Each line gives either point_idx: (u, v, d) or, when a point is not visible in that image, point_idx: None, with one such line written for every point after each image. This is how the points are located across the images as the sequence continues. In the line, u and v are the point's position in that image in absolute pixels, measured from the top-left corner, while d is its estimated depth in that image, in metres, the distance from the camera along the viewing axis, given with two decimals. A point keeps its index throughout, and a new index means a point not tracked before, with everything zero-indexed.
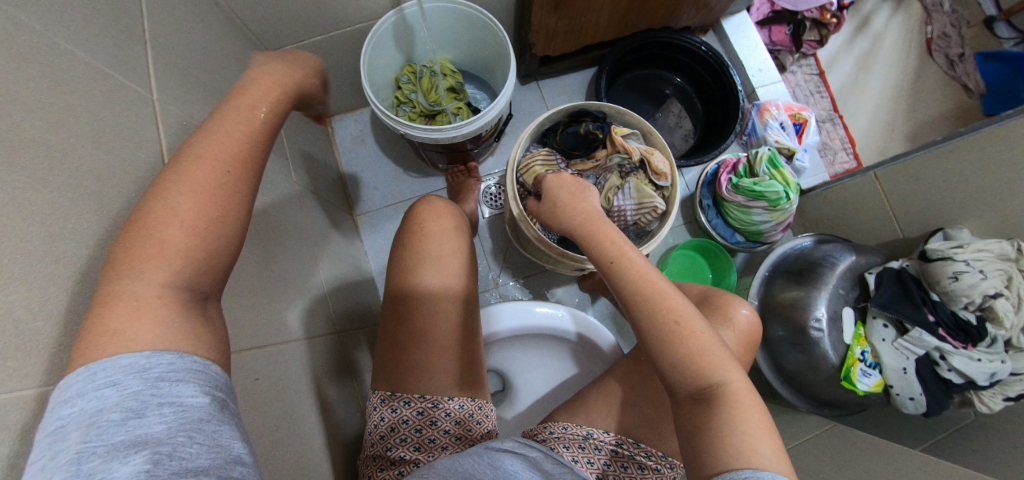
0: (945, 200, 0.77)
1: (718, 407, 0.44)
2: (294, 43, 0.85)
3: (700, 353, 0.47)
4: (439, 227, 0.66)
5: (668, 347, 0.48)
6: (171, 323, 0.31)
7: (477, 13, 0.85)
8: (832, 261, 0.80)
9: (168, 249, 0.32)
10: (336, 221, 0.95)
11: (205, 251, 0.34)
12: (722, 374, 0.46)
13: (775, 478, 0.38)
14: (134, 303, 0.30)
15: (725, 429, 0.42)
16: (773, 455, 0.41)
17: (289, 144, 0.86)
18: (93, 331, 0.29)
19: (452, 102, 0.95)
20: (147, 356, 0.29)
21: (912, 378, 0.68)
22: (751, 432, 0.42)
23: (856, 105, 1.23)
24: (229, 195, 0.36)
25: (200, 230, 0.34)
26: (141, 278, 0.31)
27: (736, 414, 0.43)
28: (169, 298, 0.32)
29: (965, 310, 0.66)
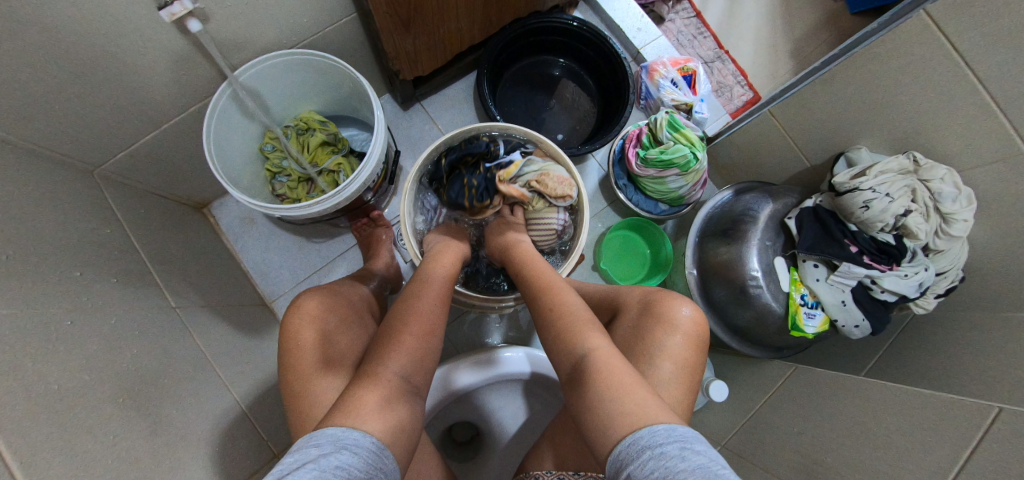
0: (838, 124, 0.78)
1: (588, 373, 0.46)
2: (123, 150, 0.73)
3: (569, 330, 0.52)
4: (318, 334, 0.59)
5: (552, 332, 0.54)
6: (394, 408, 0.45)
7: (325, 59, 0.76)
8: (753, 213, 0.80)
9: (407, 347, 0.51)
10: (245, 323, 0.85)
11: (424, 353, 0.53)
12: (594, 342, 0.49)
13: (652, 429, 0.39)
14: (385, 381, 0.47)
15: (600, 393, 0.44)
16: (640, 402, 0.42)
17: (159, 263, 0.75)
18: (350, 401, 0.43)
19: (329, 158, 0.87)
20: (367, 437, 0.40)
21: (852, 308, 0.69)
22: (617, 393, 0.43)
23: (738, 36, 1.23)
24: (434, 321, 0.56)
25: (423, 336, 0.53)
26: (380, 372, 0.47)
27: (606, 378, 0.45)
28: (392, 387, 0.46)
29: (882, 233, 0.67)
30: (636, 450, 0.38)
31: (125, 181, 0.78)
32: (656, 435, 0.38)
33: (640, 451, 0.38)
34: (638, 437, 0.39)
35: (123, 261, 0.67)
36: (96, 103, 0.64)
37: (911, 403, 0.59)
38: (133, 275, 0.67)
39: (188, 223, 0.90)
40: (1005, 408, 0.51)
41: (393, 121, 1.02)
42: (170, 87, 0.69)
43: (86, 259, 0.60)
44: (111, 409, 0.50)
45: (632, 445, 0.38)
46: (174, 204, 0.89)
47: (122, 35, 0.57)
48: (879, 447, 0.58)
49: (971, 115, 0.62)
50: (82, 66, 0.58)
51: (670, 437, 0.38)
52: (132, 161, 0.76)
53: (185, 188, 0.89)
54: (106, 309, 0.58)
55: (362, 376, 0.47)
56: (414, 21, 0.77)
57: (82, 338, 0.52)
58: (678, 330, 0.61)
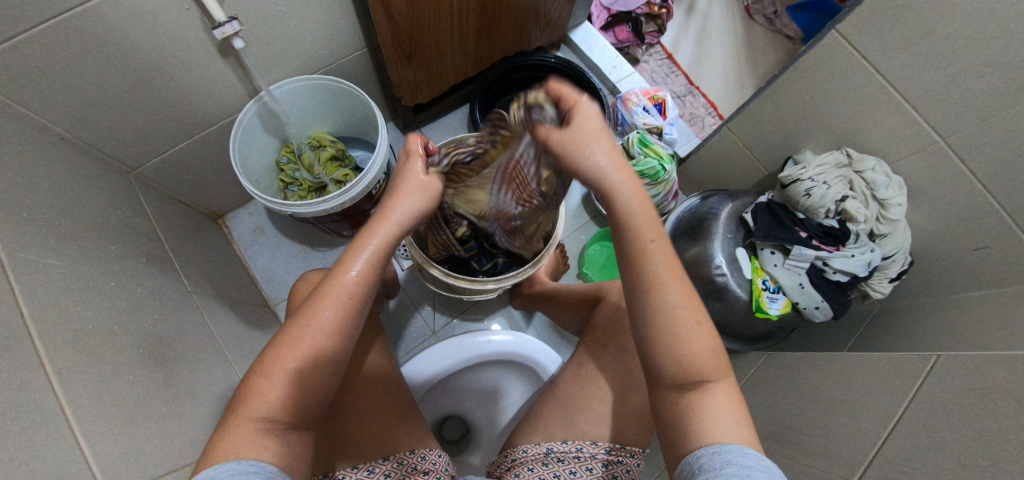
0: (785, 133, 0.88)
1: (699, 397, 0.45)
2: (157, 155, 0.84)
3: (698, 350, 0.45)
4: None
5: (670, 339, 0.45)
6: (266, 430, 0.45)
7: (336, 83, 0.89)
8: (715, 212, 0.89)
9: (279, 389, 0.46)
10: (250, 318, 0.92)
11: (308, 374, 0.48)
12: (713, 372, 0.45)
13: (745, 451, 0.41)
14: (255, 407, 0.45)
15: (710, 420, 0.43)
16: (739, 431, 0.43)
17: (179, 255, 0.83)
18: (228, 428, 0.44)
19: (337, 171, 0.97)
20: (245, 462, 0.42)
21: (809, 289, 0.76)
22: (723, 422, 0.43)
23: (706, 75, 1.38)
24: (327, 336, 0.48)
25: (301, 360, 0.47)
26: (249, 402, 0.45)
27: (714, 407, 0.44)
28: (267, 413, 0.45)
29: (826, 218, 0.74)
30: (721, 460, 0.40)
31: (155, 185, 0.88)
32: (748, 457, 0.40)
33: (726, 463, 0.40)
34: (729, 453, 0.40)
35: (149, 247, 0.75)
36: (142, 111, 0.76)
37: (863, 363, 0.63)
38: (156, 259, 0.75)
39: (205, 230, 0.99)
40: (942, 355, 0.55)
41: (396, 145, 1.14)
42: (205, 102, 0.81)
43: (119, 238, 0.69)
44: (131, 354, 0.56)
45: (720, 456, 0.40)
46: (194, 212, 0.99)
47: (174, 53, 0.70)
48: (837, 406, 0.62)
49: (892, 113, 0.72)
50: (138, 78, 0.70)
51: (761, 466, 0.39)
52: (164, 167, 0.87)
53: (205, 197, 1.00)
54: (133, 279, 0.66)
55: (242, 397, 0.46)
56: (415, 53, 0.91)
57: (112, 295, 0.59)
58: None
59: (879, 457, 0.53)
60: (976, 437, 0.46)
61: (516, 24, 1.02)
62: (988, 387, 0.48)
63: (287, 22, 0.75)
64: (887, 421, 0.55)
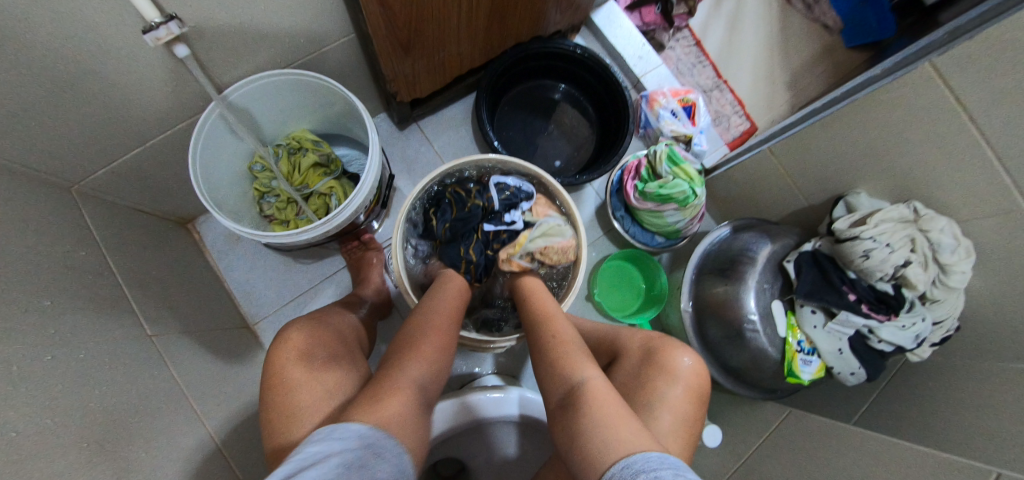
0: (838, 167, 0.78)
1: (582, 404, 0.50)
2: (104, 166, 0.70)
3: (568, 360, 0.56)
4: (304, 372, 0.54)
5: (545, 358, 0.59)
6: (408, 418, 0.48)
7: (318, 80, 0.74)
8: (752, 253, 0.79)
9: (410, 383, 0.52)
10: (225, 348, 0.82)
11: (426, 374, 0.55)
12: (586, 372, 0.54)
13: (646, 458, 0.41)
14: (397, 393, 0.50)
15: (589, 421, 0.48)
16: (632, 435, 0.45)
17: (138, 286, 0.71)
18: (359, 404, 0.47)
19: (320, 181, 0.84)
20: (367, 429, 0.44)
21: (849, 356, 0.69)
22: (608, 421, 0.46)
23: (737, 67, 1.23)
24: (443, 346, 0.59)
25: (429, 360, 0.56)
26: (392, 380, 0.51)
27: (597, 408, 0.48)
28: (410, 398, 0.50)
29: (881, 282, 0.66)
30: (628, 473, 0.41)
31: (105, 196, 0.74)
32: (649, 461, 0.41)
33: (633, 473, 0.40)
34: (632, 462, 0.42)
35: (99, 285, 0.64)
36: (79, 120, 0.61)
37: (914, 461, 0.57)
38: (107, 301, 0.64)
39: (170, 241, 0.86)
40: (1004, 472, 0.50)
41: (388, 141, 1.00)
42: (156, 102, 0.66)
43: (57, 285, 0.57)
44: (73, 456, 0.46)
45: (624, 467, 0.41)
46: (157, 220, 0.86)
47: (105, 52, 0.55)
48: None
49: (976, 169, 0.62)
50: (64, 82, 0.55)
51: (661, 464, 0.41)
52: (114, 177, 0.73)
53: (169, 203, 0.86)
54: (77, 341, 0.55)
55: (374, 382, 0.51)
56: (414, 45, 0.76)
57: (46, 376, 0.49)
58: (679, 380, 0.59)
59: None
60: None
61: (534, 7, 0.86)
62: None
63: (253, 10, 0.59)
64: None
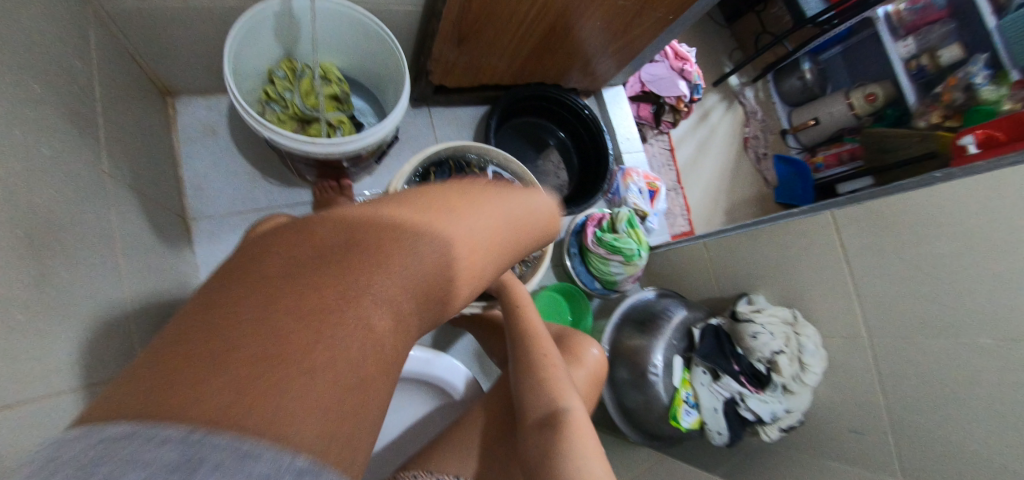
0: (750, 272, 0.97)
1: (563, 427, 0.54)
2: (135, 2, 0.69)
3: (556, 384, 0.60)
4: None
5: (530, 373, 0.62)
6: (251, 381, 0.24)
7: (376, 27, 0.81)
8: (669, 314, 0.94)
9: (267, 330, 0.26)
10: (160, 227, 0.77)
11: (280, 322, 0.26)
12: (570, 403, 0.58)
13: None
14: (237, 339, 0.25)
15: (570, 449, 0.52)
16: (600, 468, 0.51)
17: (107, 124, 0.67)
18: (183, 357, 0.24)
19: (332, 112, 0.86)
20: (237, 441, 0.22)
21: (720, 415, 0.82)
22: (589, 460, 0.51)
23: (693, 181, 1.48)
24: (331, 291, 0.29)
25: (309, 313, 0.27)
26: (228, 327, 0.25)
27: (579, 435, 0.53)
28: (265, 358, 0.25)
29: (758, 361, 0.82)
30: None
31: (112, 29, 0.72)
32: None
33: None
34: None
35: (76, 102, 0.60)
36: None
37: None
38: (79, 121, 0.60)
39: (148, 104, 0.82)
40: None
41: None
42: None
43: (47, 81, 0.54)
44: (10, 236, 0.43)
45: None
46: (144, 78, 0.82)
47: None
48: None
49: (841, 298, 0.83)
50: None
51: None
52: (135, 16, 0.71)
53: (164, 68, 0.83)
54: (44, 138, 0.52)
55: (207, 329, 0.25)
56: (468, 39, 0.86)
57: (13, 150, 0.46)
58: (585, 365, 0.70)
59: None
60: None
61: (568, 58, 1.02)
62: None
63: None
64: None
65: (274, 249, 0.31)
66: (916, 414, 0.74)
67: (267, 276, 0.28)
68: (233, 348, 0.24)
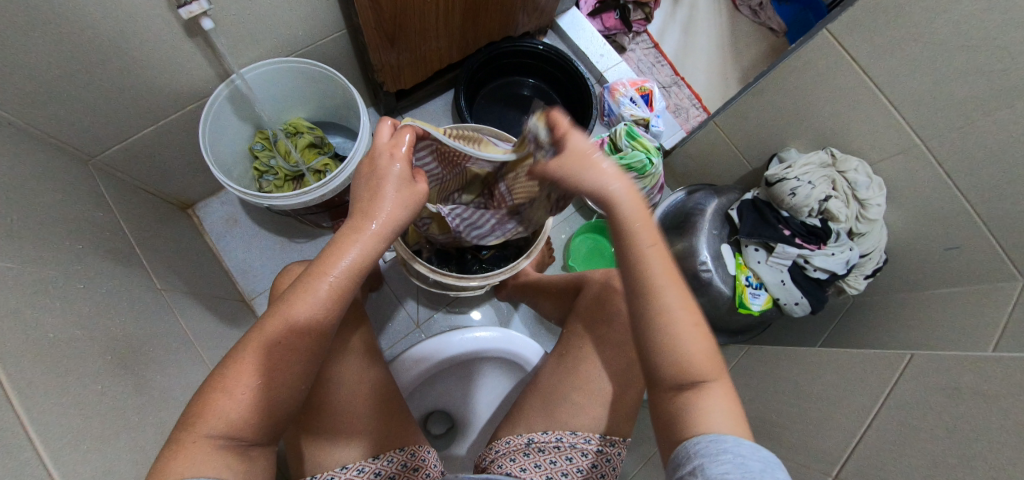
0: (771, 131, 0.89)
1: (695, 392, 0.45)
2: (121, 141, 0.78)
3: (686, 334, 0.45)
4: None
5: (653, 330, 0.46)
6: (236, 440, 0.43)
7: (315, 67, 0.85)
8: (702, 208, 0.89)
9: (239, 388, 0.44)
10: (226, 314, 0.88)
11: (264, 389, 0.45)
12: (709, 371, 0.46)
13: (741, 442, 0.41)
14: (213, 422, 0.42)
15: (699, 406, 0.44)
16: (731, 414, 0.44)
17: (145, 250, 0.78)
18: (194, 428, 0.41)
19: (315, 159, 0.92)
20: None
21: (790, 286, 0.77)
22: (722, 410, 0.44)
23: (691, 66, 1.37)
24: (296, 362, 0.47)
25: (257, 389, 0.44)
26: (211, 411, 0.42)
27: (710, 395, 0.45)
28: (225, 431, 0.42)
29: (809, 217, 0.76)
30: (715, 449, 0.40)
31: (117, 173, 0.82)
32: (743, 447, 0.40)
33: (720, 451, 0.40)
34: (724, 442, 0.41)
35: (113, 242, 0.71)
36: (105, 93, 0.70)
37: (840, 360, 0.66)
38: (121, 254, 0.71)
39: (174, 221, 0.94)
40: (915, 354, 0.58)
41: (375, 132, 1.10)
42: (172, 83, 0.76)
43: (82, 235, 0.65)
44: (99, 363, 0.52)
45: (716, 444, 0.41)
46: (161, 201, 0.93)
47: (137, 31, 0.65)
48: (818, 399, 0.64)
49: (874, 114, 0.74)
50: (97, 57, 0.65)
51: (754, 453, 0.39)
52: (127, 154, 0.81)
53: (173, 186, 0.94)
54: (98, 279, 0.62)
55: (200, 405, 0.43)
56: (397, 37, 0.87)
57: (74, 297, 0.55)
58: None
59: (858, 453, 0.54)
60: (951, 434, 0.48)
61: (503, 8, 0.99)
62: (959, 387, 0.51)
63: (260, 1, 0.70)
64: (863, 419, 0.57)
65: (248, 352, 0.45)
66: (1011, 201, 0.65)
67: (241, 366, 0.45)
68: (212, 423, 0.42)
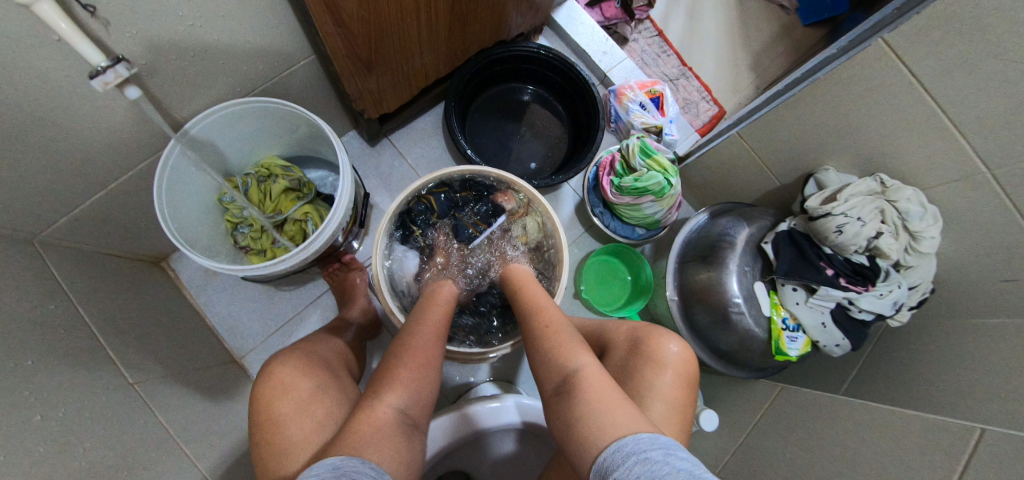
0: (805, 147, 0.79)
1: (577, 390, 0.49)
2: (68, 212, 0.68)
3: (561, 347, 0.55)
4: (294, 406, 0.52)
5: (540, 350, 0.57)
6: (385, 436, 0.44)
7: (282, 105, 0.73)
8: (730, 238, 0.80)
9: (397, 389, 0.49)
10: (212, 385, 0.80)
11: (420, 393, 0.51)
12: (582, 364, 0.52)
13: (640, 438, 0.42)
14: (373, 419, 0.45)
15: (589, 410, 0.46)
16: (629, 418, 0.45)
17: (113, 332, 0.69)
18: (351, 428, 0.45)
19: (294, 206, 0.81)
20: (365, 464, 0.40)
21: (832, 329, 0.70)
22: (610, 407, 0.46)
23: (700, 54, 1.24)
24: (428, 356, 0.55)
25: (411, 398, 0.50)
26: (373, 403, 0.47)
27: (592, 393, 0.48)
28: (384, 426, 0.45)
29: (856, 254, 0.68)
30: (622, 456, 0.41)
31: (70, 242, 0.72)
32: (642, 443, 0.41)
33: (625, 455, 0.40)
34: (625, 446, 0.41)
35: (71, 337, 0.62)
36: (38, 166, 0.59)
37: (897, 423, 0.60)
38: (82, 351, 0.62)
39: (146, 282, 0.84)
40: (987, 429, 0.52)
41: (360, 159, 0.99)
42: (116, 140, 0.65)
43: (33, 342, 0.56)
44: None
45: (619, 452, 0.41)
46: (129, 261, 0.83)
47: (58, 93, 0.53)
48: (872, 470, 0.58)
49: (932, 136, 0.64)
50: (17, 131, 0.53)
51: (652, 444, 0.41)
52: (78, 222, 0.70)
53: (140, 243, 0.84)
54: (59, 397, 0.53)
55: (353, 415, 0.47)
56: (375, 60, 0.75)
57: (28, 436, 0.47)
58: (667, 368, 0.63)
59: None
60: None
61: (493, 11, 0.86)
62: None
63: (200, 34, 0.58)
64: None
65: (389, 368, 0.52)
66: None
67: (380, 376, 0.51)
68: (372, 414, 0.46)
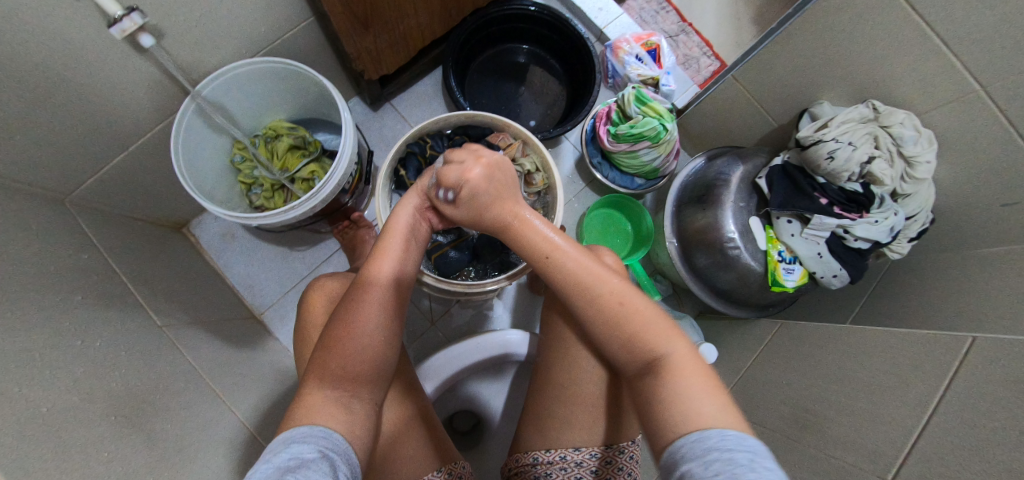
0: (800, 83, 0.79)
1: (663, 377, 0.45)
2: (93, 174, 0.73)
3: (646, 328, 0.50)
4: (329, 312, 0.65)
5: (615, 328, 0.51)
6: (349, 375, 0.48)
7: (284, 65, 0.76)
8: (725, 177, 0.82)
9: (360, 322, 0.50)
10: (235, 336, 0.86)
11: (388, 312, 0.53)
12: (670, 349, 0.47)
13: (727, 434, 0.38)
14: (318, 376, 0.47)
15: (676, 392, 0.43)
16: (717, 406, 0.41)
17: (141, 284, 0.74)
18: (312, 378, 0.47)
19: (300, 164, 0.86)
20: (314, 427, 0.42)
21: (828, 259, 0.71)
22: (696, 394, 0.42)
23: (699, 9, 1.23)
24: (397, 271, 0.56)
25: (384, 324, 0.52)
26: (336, 348, 0.49)
27: (679, 381, 0.44)
28: (330, 376, 0.47)
29: (849, 182, 0.69)
30: (700, 449, 0.38)
31: (99, 204, 0.77)
32: (727, 441, 0.37)
33: (705, 450, 0.37)
34: (708, 439, 0.38)
35: (104, 284, 0.67)
36: (65, 124, 0.64)
37: (890, 340, 0.61)
38: (116, 296, 0.67)
39: (169, 244, 0.90)
40: (978, 336, 0.53)
41: (364, 124, 1.03)
42: (134, 102, 0.69)
43: (71, 284, 0.61)
44: (110, 427, 0.49)
45: (700, 444, 0.38)
46: (152, 225, 0.89)
47: (77, 51, 0.57)
48: (862, 385, 0.60)
49: (926, 58, 0.64)
50: (44, 89, 0.58)
51: (740, 444, 0.37)
52: (104, 184, 0.76)
53: (162, 207, 0.89)
54: (94, 331, 0.58)
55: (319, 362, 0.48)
56: (372, 19, 0.77)
57: (70, 356, 0.52)
58: None
59: (916, 451, 0.50)
60: None
61: None
62: None
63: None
64: (920, 411, 0.52)
65: (363, 296, 0.52)
66: None
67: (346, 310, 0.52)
68: (334, 368, 0.48)
